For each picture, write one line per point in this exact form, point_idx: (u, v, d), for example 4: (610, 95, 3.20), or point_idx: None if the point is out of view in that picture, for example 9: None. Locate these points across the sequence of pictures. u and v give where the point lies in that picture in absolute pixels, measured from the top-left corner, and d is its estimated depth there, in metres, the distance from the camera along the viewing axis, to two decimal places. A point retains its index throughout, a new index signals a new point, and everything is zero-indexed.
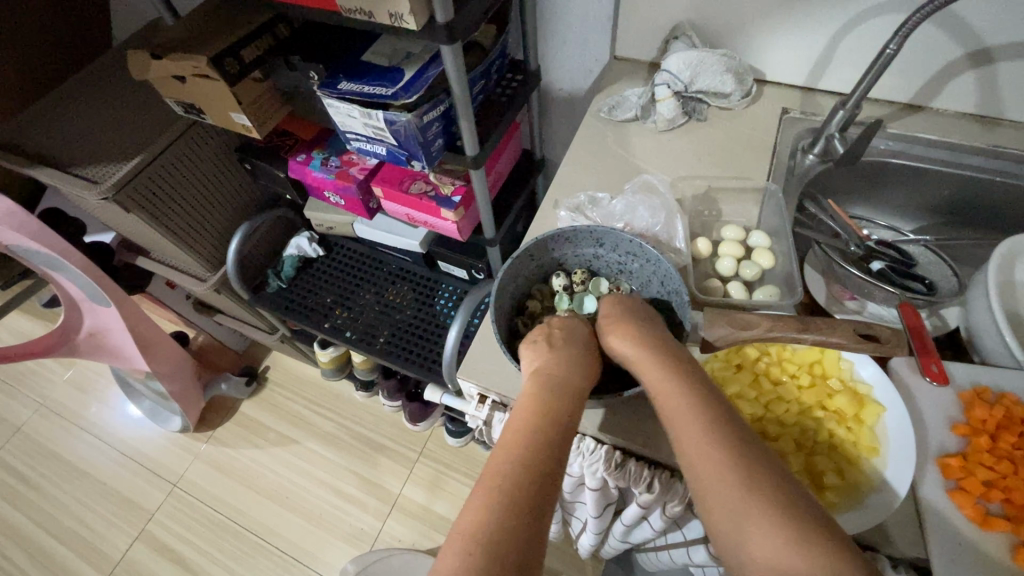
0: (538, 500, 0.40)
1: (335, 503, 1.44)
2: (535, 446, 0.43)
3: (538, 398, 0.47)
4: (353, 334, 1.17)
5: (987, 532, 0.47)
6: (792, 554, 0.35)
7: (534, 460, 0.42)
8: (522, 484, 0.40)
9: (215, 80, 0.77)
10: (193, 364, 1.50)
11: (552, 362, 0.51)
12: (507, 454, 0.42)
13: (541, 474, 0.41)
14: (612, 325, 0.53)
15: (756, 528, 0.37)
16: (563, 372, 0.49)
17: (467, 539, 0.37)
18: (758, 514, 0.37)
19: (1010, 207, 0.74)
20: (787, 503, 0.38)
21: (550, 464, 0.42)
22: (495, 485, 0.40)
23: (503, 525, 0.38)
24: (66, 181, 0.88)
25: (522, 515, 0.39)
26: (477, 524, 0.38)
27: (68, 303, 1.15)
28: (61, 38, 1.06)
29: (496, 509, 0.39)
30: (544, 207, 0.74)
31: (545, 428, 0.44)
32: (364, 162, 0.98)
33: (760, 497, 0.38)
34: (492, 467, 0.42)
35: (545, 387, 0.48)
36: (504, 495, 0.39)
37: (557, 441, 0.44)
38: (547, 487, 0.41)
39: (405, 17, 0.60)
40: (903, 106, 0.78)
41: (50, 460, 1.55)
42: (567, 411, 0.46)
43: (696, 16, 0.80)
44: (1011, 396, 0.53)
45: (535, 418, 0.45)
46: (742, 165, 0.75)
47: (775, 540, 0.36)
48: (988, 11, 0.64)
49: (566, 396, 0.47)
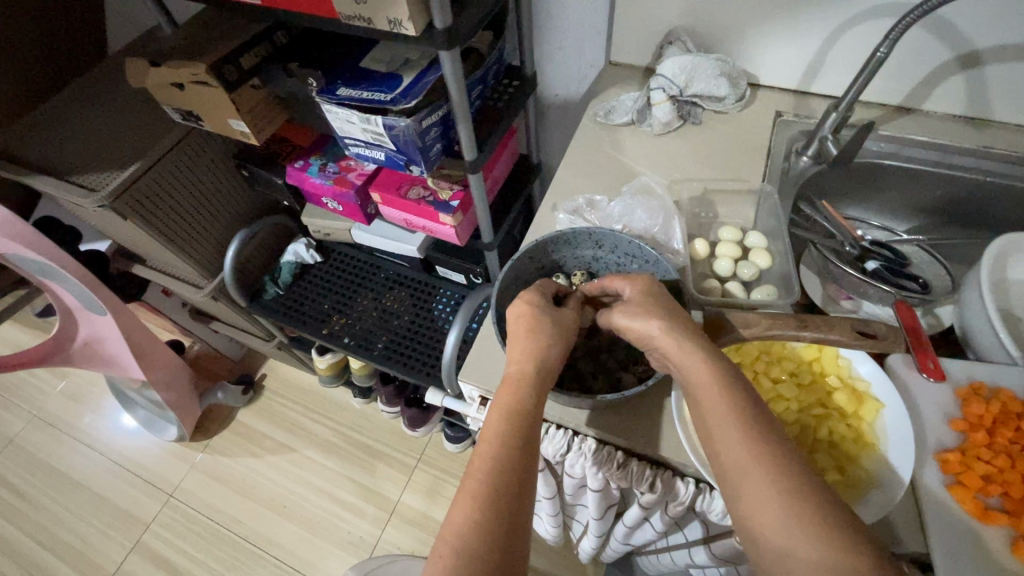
0: (513, 501, 0.41)
1: (334, 511, 1.43)
2: (510, 449, 0.43)
3: (503, 398, 0.46)
4: (352, 339, 1.17)
5: (986, 526, 0.48)
6: (795, 525, 0.37)
7: (504, 463, 0.42)
8: (498, 489, 0.41)
9: (213, 87, 0.78)
10: (189, 372, 1.49)
11: (513, 355, 0.50)
12: (484, 459, 0.43)
13: (512, 475, 0.42)
14: (635, 307, 0.50)
15: (760, 486, 0.39)
16: (521, 365, 0.49)
17: (443, 544, 0.39)
18: (761, 478, 0.39)
19: (1000, 206, 0.75)
20: (786, 469, 0.39)
21: (523, 465, 0.43)
22: (473, 493, 0.41)
23: (478, 528, 0.39)
24: (62, 189, 0.88)
25: (495, 518, 0.40)
26: (458, 534, 0.39)
27: (63, 312, 1.14)
28: (57, 47, 1.06)
29: (472, 513, 0.40)
30: (543, 209, 0.74)
31: (511, 428, 0.44)
32: (362, 168, 0.99)
33: (765, 462, 0.40)
34: (472, 473, 0.42)
35: (508, 387, 0.48)
36: (478, 498, 0.40)
37: (524, 440, 0.44)
38: (517, 488, 0.42)
39: (404, 22, 0.61)
40: (894, 109, 0.79)
41: (43, 471, 1.53)
42: (534, 408, 0.46)
43: (690, 22, 0.81)
44: (1007, 392, 0.54)
45: (507, 419, 0.45)
46: (737, 167, 0.76)
47: (774, 505, 0.38)
48: (976, 15, 0.66)
49: (530, 391, 0.47)
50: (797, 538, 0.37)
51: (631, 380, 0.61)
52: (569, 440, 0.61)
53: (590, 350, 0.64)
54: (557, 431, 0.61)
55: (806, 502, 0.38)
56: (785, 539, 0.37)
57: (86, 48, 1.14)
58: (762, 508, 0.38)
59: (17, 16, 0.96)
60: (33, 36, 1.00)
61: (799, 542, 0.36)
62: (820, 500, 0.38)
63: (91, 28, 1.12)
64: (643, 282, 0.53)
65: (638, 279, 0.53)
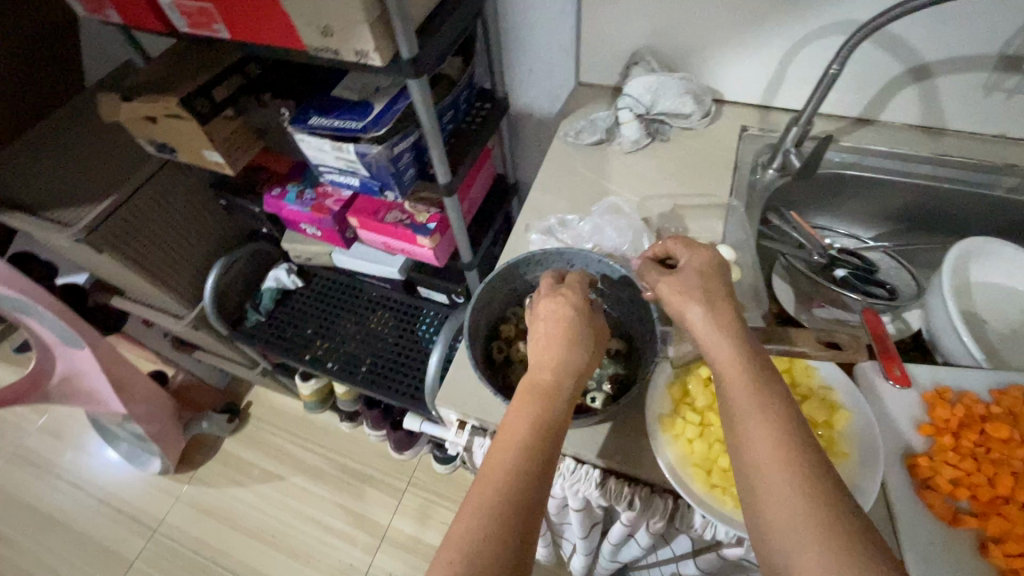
0: (526, 510, 0.41)
1: (323, 539, 1.40)
2: (526, 459, 0.43)
3: (529, 407, 0.46)
4: (335, 364, 1.17)
5: (955, 530, 0.49)
6: (807, 527, 0.37)
7: (522, 473, 0.42)
8: (511, 497, 0.41)
9: (186, 120, 0.78)
10: (171, 403, 1.46)
11: (544, 362, 0.49)
12: (497, 468, 0.43)
13: (528, 485, 0.42)
14: (687, 288, 0.50)
15: (774, 480, 0.39)
16: (551, 376, 0.48)
17: (452, 548, 0.39)
18: (776, 473, 0.39)
19: (959, 212, 0.78)
20: (807, 468, 0.39)
21: (539, 477, 0.43)
22: (483, 500, 0.41)
23: (488, 536, 0.39)
24: (35, 226, 0.88)
25: (506, 526, 0.40)
26: (466, 539, 0.39)
27: (39, 347, 1.13)
28: (34, 84, 1.05)
29: (482, 519, 0.40)
30: (516, 230, 0.75)
31: (533, 438, 0.44)
32: (339, 193, 0.99)
33: (778, 455, 0.40)
34: (484, 481, 0.42)
35: (534, 396, 0.47)
36: (492, 504, 0.40)
37: (546, 452, 0.44)
38: (531, 498, 0.41)
39: (371, 54, 0.62)
40: (854, 120, 0.82)
41: (22, 511, 1.49)
42: (556, 420, 0.46)
43: (654, 42, 0.83)
44: (971, 395, 0.55)
45: (526, 430, 0.45)
46: (706, 182, 0.77)
47: (790, 502, 0.38)
48: (922, 30, 0.69)
49: (557, 404, 0.47)
50: (806, 536, 0.36)
51: (603, 401, 0.60)
52: None
53: None
54: None
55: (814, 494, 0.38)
56: (792, 536, 0.37)
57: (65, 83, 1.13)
58: (775, 500, 0.39)
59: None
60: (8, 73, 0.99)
61: (811, 541, 0.36)
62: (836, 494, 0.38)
63: (68, 63, 1.12)
64: (705, 259, 0.53)
65: (700, 251, 0.54)
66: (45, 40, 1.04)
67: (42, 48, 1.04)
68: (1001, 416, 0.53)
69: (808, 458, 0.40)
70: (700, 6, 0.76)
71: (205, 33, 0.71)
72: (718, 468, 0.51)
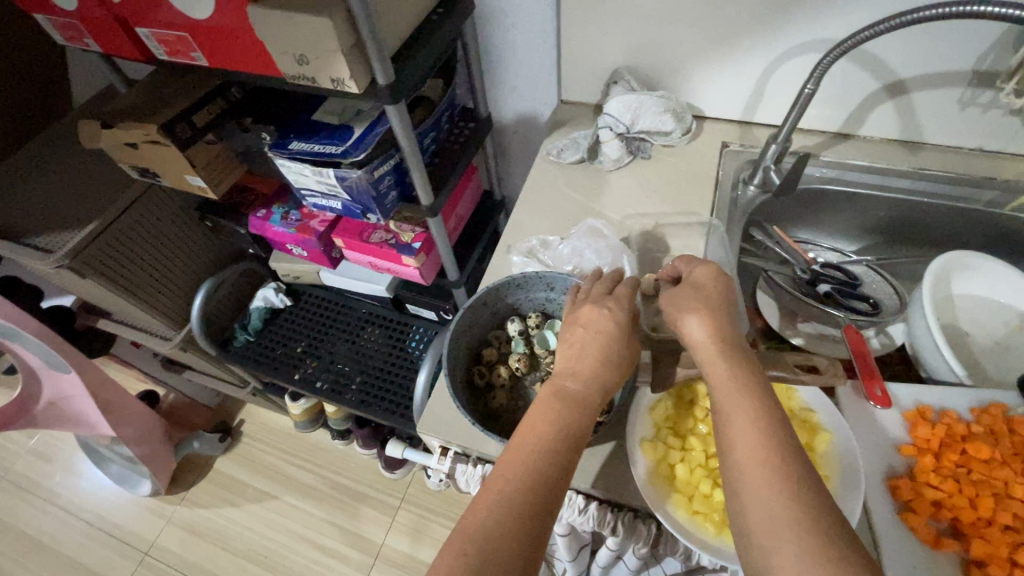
0: (541, 512, 0.40)
1: (316, 559, 1.39)
2: (547, 460, 0.43)
3: (555, 411, 0.46)
4: (324, 383, 1.16)
5: (938, 553, 0.48)
6: (789, 532, 0.36)
7: (543, 475, 0.42)
8: (526, 495, 0.41)
9: (167, 146, 0.78)
10: (161, 424, 1.45)
11: (576, 371, 0.49)
12: (515, 464, 0.43)
13: (546, 487, 0.42)
14: (700, 302, 0.51)
15: (764, 496, 0.38)
16: (580, 386, 0.48)
17: (466, 540, 0.38)
18: (767, 488, 0.38)
19: (939, 225, 0.78)
20: (792, 475, 0.39)
21: (557, 480, 0.42)
22: (499, 494, 0.41)
23: (501, 530, 0.39)
24: (16, 252, 0.87)
25: (522, 522, 0.39)
26: (476, 531, 0.39)
27: (25, 372, 1.12)
28: (15, 109, 1.04)
29: (497, 514, 0.40)
30: (499, 252, 0.75)
31: (556, 443, 0.44)
32: (324, 214, 0.99)
33: (767, 470, 0.39)
34: (501, 476, 0.42)
35: (563, 402, 0.47)
36: (510, 500, 0.40)
37: (566, 457, 0.43)
38: (547, 501, 0.41)
39: (347, 81, 0.62)
40: (833, 134, 0.82)
41: (10, 536, 1.47)
42: (582, 427, 0.46)
43: (633, 61, 0.83)
44: (951, 413, 0.55)
45: (549, 433, 0.45)
46: (687, 200, 0.78)
47: (775, 509, 0.37)
48: (896, 48, 0.69)
49: (584, 413, 0.47)
50: (787, 539, 0.36)
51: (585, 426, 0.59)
52: None
53: None
54: None
55: (798, 507, 0.37)
56: (777, 554, 0.36)
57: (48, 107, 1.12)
58: (761, 516, 0.38)
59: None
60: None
61: (791, 545, 0.36)
62: (826, 509, 0.37)
63: (52, 88, 1.11)
64: (707, 275, 0.53)
65: (704, 266, 0.55)
66: (26, 65, 1.03)
67: (22, 73, 1.03)
68: (982, 435, 0.53)
69: (795, 472, 0.39)
70: (677, 26, 0.77)
71: (183, 60, 0.71)
72: (700, 493, 0.51)
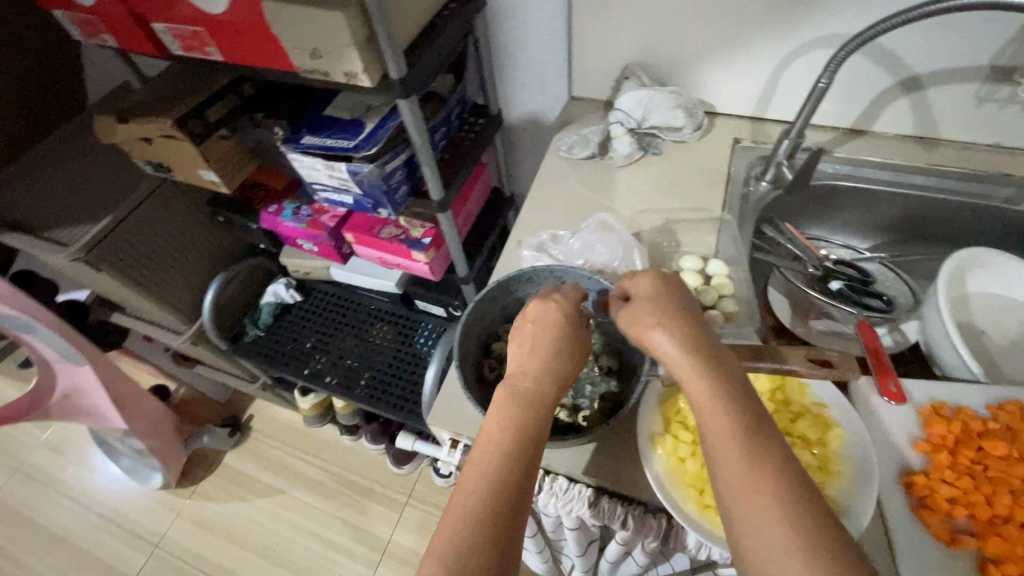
0: (509, 523, 0.40)
1: (324, 554, 1.40)
2: (508, 467, 0.43)
3: (510, 414, 0.46)
4: (333, 378, 1.16)
5: (954, 550, 0.48)
6: (788, 555, 0.34)
7: (502, 483, 0.42)
8: (491, 510, 0.40)
9: (181, 141, 0.79)
10: (172, 418, 1.47)
11: (526, 369, 0.49)
12: (478, 478, 0.42)
13: (508, 498, 0.41)
14: (647, 315, 0.48)
15: (759, 512, 0.36)
16: (531, 383, 0.48)
17: (433, 560, 0.38)
18: (760, 499, 0.37)
19: (954, 222, 0.77)
20: (788, 494, 0.37)
21: (520, 486, 0.42)
22: (464, 511, 0.40)
23: (469, 551, 0.38)
24: (34, 245, 0.89)
25: (486, 536, 0.39)
26: (443, 554, 0.38)
27: (40, 364, 1.13)
28: (30, 105, 1.06)
29: (463, 534, 0.39)
30: (509, 246, 0.75)
31: (511, 448, 0.44)
32: (334, 209, 0.99)
33: (762, 491, 0.37)
34: (464, 492, 0.42)
35: (516, 401, 0.47)
36: (472, 515, 0.40)
37: (524, 462, 0.43)
38: (514, 509, 0.41)
39: (360, 75, 0.62)
40: (847, 131, 0.82)
41: (25, 527, 1.49)
42: (540, 425, 0.46)
43: (644, 57, 0.83)
44: (968, 410, 0.54)
45: (505, 437, 0.44)
46: (698, 196, 0.77)
47: (772, 531, 0.36)
48: (912, 43, 0.68)
49: (536, 411, 0.47)
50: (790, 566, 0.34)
51: (595, 420, 0.60)
52: (541, 481, 0.60)
53: None
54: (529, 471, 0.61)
55: (796, 516, 0.36)
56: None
57: (64, 104, 1.14)
58: (759, 537, 0.36)
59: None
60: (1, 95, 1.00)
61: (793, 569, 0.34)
62: (824, 521, 0.36)
63: (68, 87, 1.13)
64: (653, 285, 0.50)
65: (647, 277, 0.51)
66: (42, 62, 1.05)
67: (38, 70, 1.05)
68: (999, 432, 0.52)
69: (789, 479, 0.38)
70: (688, 21, 0.76)
71: (198, 56, 0.71)
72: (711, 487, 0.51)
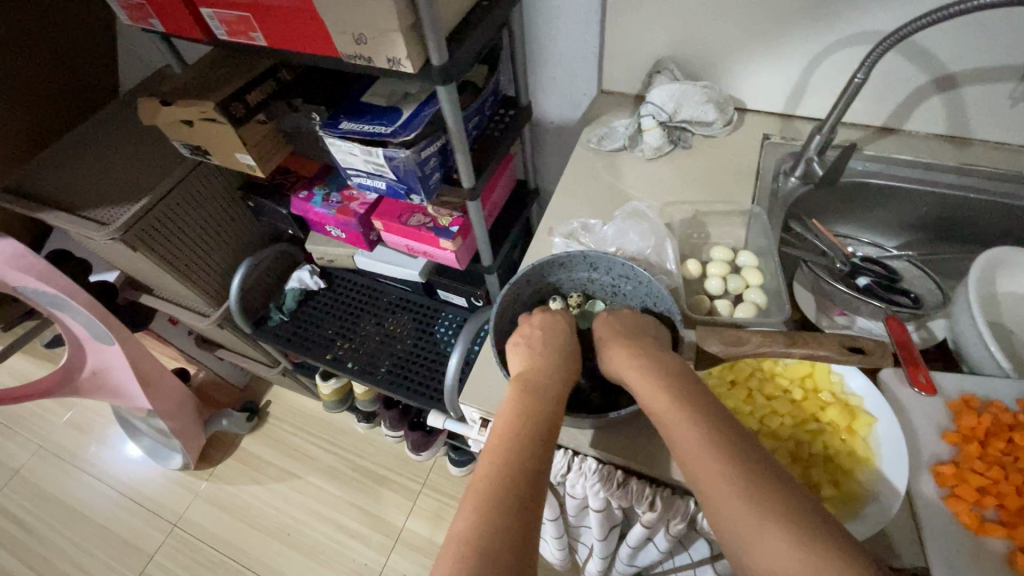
0: (531, 501, 0.41)
1: (338, 538, 1.42)
2: (525, 450, 0.44)
3: (522, 404, 0.49)
4: (355, 364, 1.18)
5: (984, 539, 0.48)
6: (764, 530, 0.38)
7: (521, 466, 0.43)
8: (512, 487, 0.42)
9: (221, 123, 0.81)
10: (193, 400, 1.49)
11: (534, 369, 0.53)
12: (495, 459, 0.44)
13: (528, 478, 0.43)
14: (610, 340, 0.56)
15: (727, 498, 0.39)
16: (538, 380, 0.52)
17: (460, 541, 0.38)
18: (731, 486, 0.40)
19: (984, 222, 0.77)
20: (754, 475, 0.40)
21: (538, 469, 0.44)
22: (484, 490, 0.41)
23: (494, 525, 0.39)
24: (74, 223, 0.91)
25: (512, 514, 0.40)
26: (469, 529, 0.39)
27: (71, 342, 1.16)
28: (55, 89, 1.10)
29: (486, 511, 0.40)
30: (539, 233, 0.77)
31: (527, 433, 0.46)
32: (364, 197, 1.01)
33: (725, 476, 0.40)
34: (483, 472, 0.43)
35: (527, 394, 0.50)
36: (492, 494, 0.41)
37: (540, 446, 0.45)
38: (532, 488, 0.42)
39: (403, 61, 0.64)
40: (877, 129, 0.82)
41: (48, 502, 1.53)
42: (553, 415, 0.48)
43: (677, 51, 0.84)
44: (998, 403, 0.55)
45: (520, 424, 0.47)
46: (727, 189, 0.78)
47: (746, 511, 0.39)
48: (948, 40, 0.69)
49: (547, 404, 0.49)
50: (764, 540, 0.37)
51: (627, 400, 0.62)
52: (569, 461, 0.61)
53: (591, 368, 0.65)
54: (558, 451, 0.62)
55: (768, 496, 0.39)
56: (759, 556, 0.37)
57: (87, 89, 1.19)
58: (734, 522, 0.39)
59: (15, 59, 1.00)
60: (26, 78, 1.04)
61: (765, 542, 0.37)
62: (796, 502, 0.39)
63: (93, 71, 1.18)
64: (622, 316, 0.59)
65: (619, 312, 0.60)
66: (73, 47, 1.09)
67: (68, 55, 1.09)
68: None
69: (755, 467, 0.41)
70: (723, 16, 0.77)
71: (243, 41, 0.73)
72: None
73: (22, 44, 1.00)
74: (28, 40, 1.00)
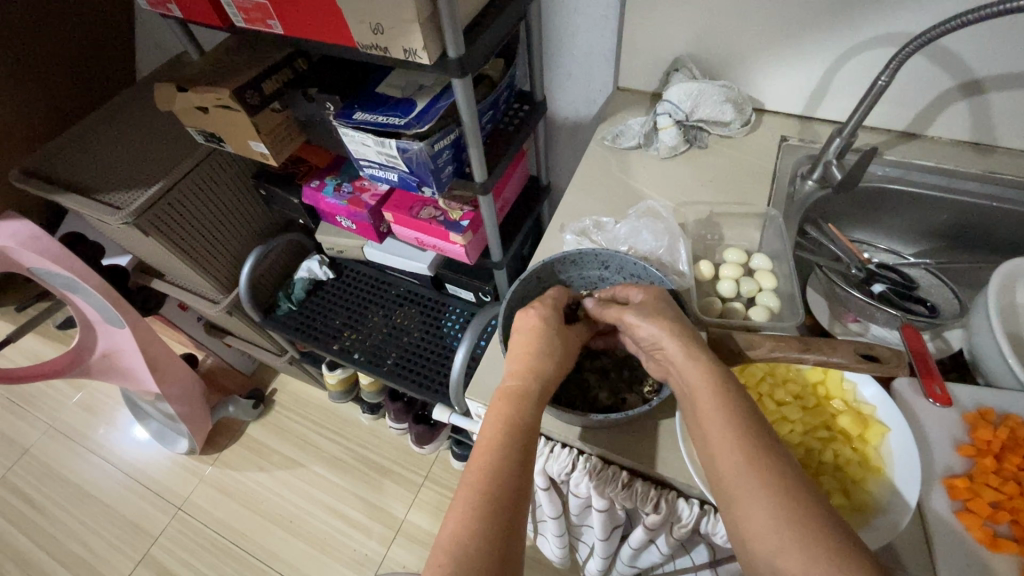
0: (512, 512, 0.42)
1: (338, 527, 1.43)
2: (505, 460, 0.43)
3: (502, 410, 0.47)
4: (362, 355, 1.18)
5: (996, 554, 0.48)
6: (789, 534, 0.37)
7: (504, 479, 0.42)
8: (495, 499, 0.41)
9: (236, 110, 0.81)
10: (201, 386, 1.51)
11: (515, 368, 0.50)
12: (481, 468, 0.43)
13: (508, 489, 0.42)
14: (647, 312, 0.52)
15: (758, 494, 0.39)
16: (523, 381, 0.49)
17: (442, 552, 0.39)
18: (760, 495, 0.39)
19: (1005, 232, 0.76)
20: (781, 473, 0.40)
21: (520, 476, 0.43)
22: (472, 500, 0.41)
23: (479, 538, 0.39)
24: (89, 207, 0.92)
25: (496, 526, 0.40)
26: (454, 541, 0.39)
27: (83, 325, 1.17)
28: (71, 71, 1.11)
29: (473, 522, 0.40)
30: (551, 230, 0.76)
31: (506, 441, 0.45)
32: (375, 188, 1.01)
33: (759, 475, 0.40)
34: (469, 482, 0.42)
35: (510, 398, 0.48)
36: (477, 507, 0.41)
37: (521, 454, 0.44)
38: (513, 501, 0.42)
39: (419, 52, 0.63)
40: (900, 134, 0.81)
41: (56, 481, 1.55)
42: (531, 418, 0.47)
43: (697, 50, 0.83)
44: (1015, 417, 0.54)
45: (505, 429, 0.45)
46: (743, 191, 0.77)
47: (773, 514, 0.38)
48: (976, 45, 0.67)
49: (529, 408, 0.48)
50: (790, 543, 0.37)
51: (634, 400, 0.62)
52: (576, 460, 0.61)
53: (599, 368, 0.65)
54: (563, 449, 0.61)
55: (796, 500, 0.38)
56: (783, 556, 0.37)
57: (102, 72, 1.19)
58: (762, 520, 0.38)
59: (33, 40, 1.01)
60: (43, 59, 1.05)
61: (789, 546, 0.36)
62: (816, 518, 0.37)
63: (111, 54, 1.18)
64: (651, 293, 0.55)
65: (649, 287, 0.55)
66: (91, 29, 1.10)
67: (84, 39, 1.10)
68: None
69: (787, 465, 0.40)
70: (745, 15, 0.76)
71: (260, 28, 0.73)
72: None
73: (41, 24, 1.00)
74: (47, 20, 1.01)
